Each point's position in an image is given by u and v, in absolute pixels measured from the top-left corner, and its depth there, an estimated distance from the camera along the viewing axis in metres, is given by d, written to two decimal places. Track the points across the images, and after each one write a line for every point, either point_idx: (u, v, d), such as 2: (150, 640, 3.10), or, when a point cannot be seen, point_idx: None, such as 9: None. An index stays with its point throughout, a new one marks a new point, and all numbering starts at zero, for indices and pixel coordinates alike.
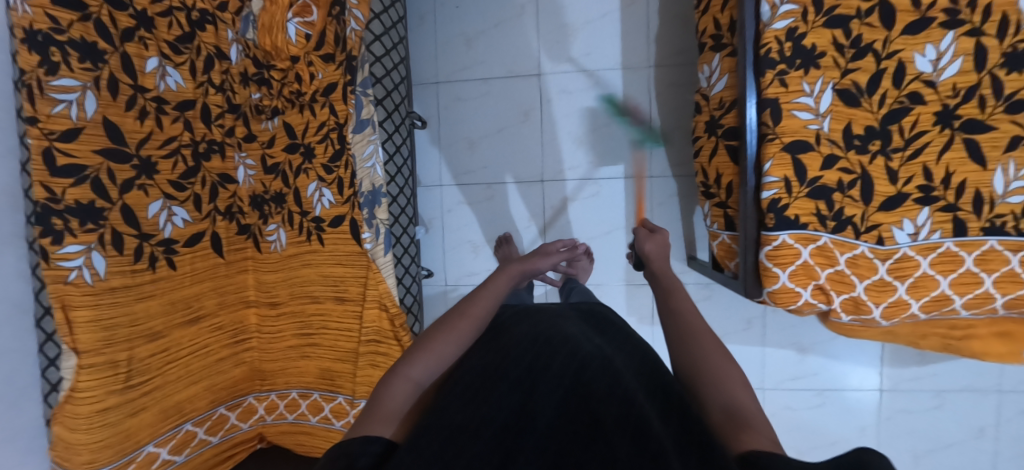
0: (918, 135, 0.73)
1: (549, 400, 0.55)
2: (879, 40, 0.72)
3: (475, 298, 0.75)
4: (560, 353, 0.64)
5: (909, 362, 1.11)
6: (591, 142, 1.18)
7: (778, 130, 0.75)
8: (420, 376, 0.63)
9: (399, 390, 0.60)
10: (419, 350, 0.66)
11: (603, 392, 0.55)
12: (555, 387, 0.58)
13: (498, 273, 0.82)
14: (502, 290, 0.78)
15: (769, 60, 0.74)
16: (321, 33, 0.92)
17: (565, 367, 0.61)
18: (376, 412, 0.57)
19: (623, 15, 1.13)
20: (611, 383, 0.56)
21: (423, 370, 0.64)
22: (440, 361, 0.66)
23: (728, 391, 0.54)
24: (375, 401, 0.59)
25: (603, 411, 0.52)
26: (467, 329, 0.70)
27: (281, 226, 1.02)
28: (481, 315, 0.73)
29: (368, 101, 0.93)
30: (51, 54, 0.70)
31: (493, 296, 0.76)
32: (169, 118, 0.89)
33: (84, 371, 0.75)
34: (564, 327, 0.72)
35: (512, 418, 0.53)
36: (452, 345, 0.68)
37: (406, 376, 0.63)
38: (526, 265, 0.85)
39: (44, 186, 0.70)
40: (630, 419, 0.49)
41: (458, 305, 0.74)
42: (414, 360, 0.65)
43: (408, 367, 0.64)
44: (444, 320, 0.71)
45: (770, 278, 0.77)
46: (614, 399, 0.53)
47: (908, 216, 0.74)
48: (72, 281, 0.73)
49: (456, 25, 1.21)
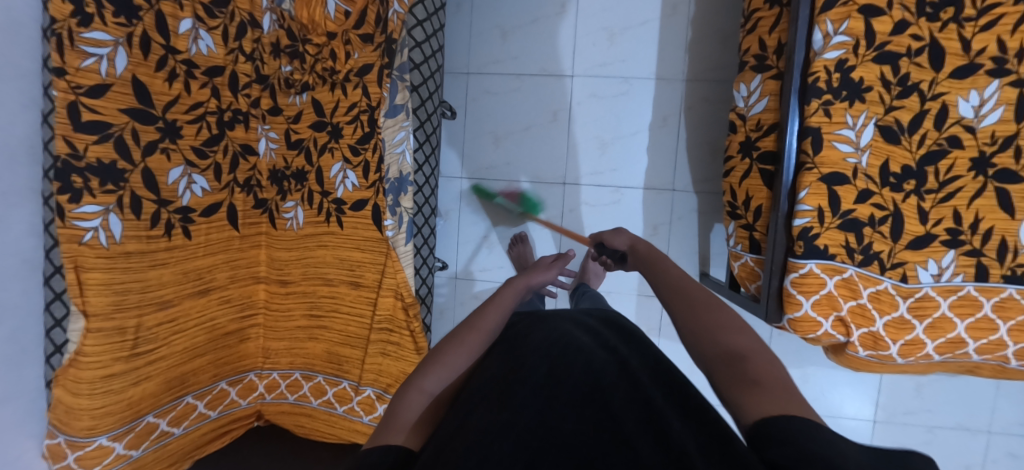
0: (952, 180, 0.74)
1: (570, 408, 0.54)
2: (926, 81, 0.73)
3: (484, 311, 0.73)
4: (578, 360, 0.62)
5: (903, 396, 1.14)
6: (616, 149, 1.18)
7: (817, 160, 0.75)
8: (433, 387, 0.62)
9: (413, 402, 0.59)
10: (430, 362, 0.64)
11: (624, 398, 0.54)
12: (574, 392, 0.56)
13: (504, 286, 0.80)
14: (510, 303, 0.76)
15: (815, 89, 0.75)
16: (362, 12, 0.90)
17: (584, 372, 0.59)
18: (391, 423, 0.55)
19: (662, 25, 1.13)
20: (631, 387, 0.56)
21: (436, 381, 0.62)
22: (454, 373, 0.64)
23: (723, 339, 0.55)
24: (391, 414, 0.57)
25: (626, 420, 0.51)
26: (477, 341, 0.69)
27: (299, 205, 1.00)
28: (489, 328, 0.71)
29: (404, 86, 0.89)
30: (86, 5, 0.67)
31: (501, 308, 0.75)
32: (197, 83, 0.87)
33: (90, 336, 0.73)
34: (578, 333, 0.70)
35: (536, 422, 0.52)
36: (463, 356, 0.66)
37: (419, 387, 0.61)
38: (530, 279, 0.83)
39: (66, 141, 0.68)
40: (653, 429, 0.49)
41: (467, 319, 0.72)
42: (427, 371, 0.63)
43: (421, 379, 0.62)
44: (454, 334, 0.70)
45: (792, 305, 0.78)
46: (633, 404, 0.53)
47: (934, 257, 0.75)
48: (86, 242, 0.71)
49: (492, 17, 1.19)
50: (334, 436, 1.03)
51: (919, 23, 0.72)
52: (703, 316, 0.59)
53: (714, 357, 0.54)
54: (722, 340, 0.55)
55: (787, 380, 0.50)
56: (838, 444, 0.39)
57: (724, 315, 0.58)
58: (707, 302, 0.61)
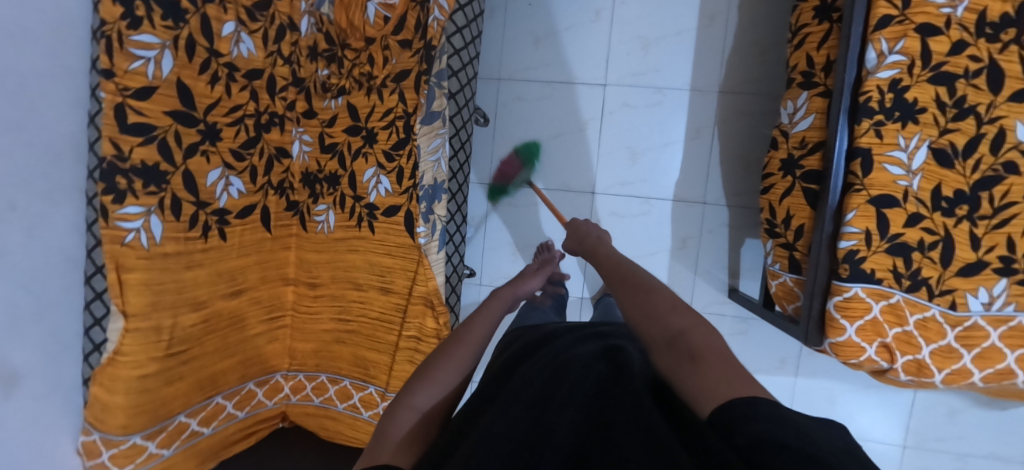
0: (1007, 206, 0.71)
1: (560, 408, 0.48)
2: (983, 104, 0.71)
3: (471, 320, 0.71)
4: (568, 363, 0.55)
5: (936, 422, 1.11)
6: (648, 161, 1.17)
7: (866, 181, 0.73)
8: (423, 404, 0.59)
9: (402, 419, 0.56)
10: (419, 378, 0.62)
11: (616, 402, 0.47)
12: (569, 392, 0.50)
13: (492, 297, 0.79)
14: (498, 311, 0.74)
15: (867, 109, 0.73)
16: (401, 17, 0.89)
17: (583, 375, 0.53)
18: (379, 444, 0.54)
19: (699, 36, 1.11)
20: (631, 385, 0.49)
21: (425, 397, 0.59)
22: (445, 389, 0.61)
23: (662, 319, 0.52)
24: (380, 434, 0.56)
25: (615, 428, 0.44)
26: (467, 355, 0.65)
27: (331, 208, 1.00)
28: (478, 339, 0.68)
29: (441, 93, 0.88)
30: (136, 8, 0.68)
31: (490, 319, 0.72)
32: (237, 86, 0.87)
33: (129, 336, 0.74)
34: (575, 343, 0.64)
35: (519, 425, 0.46)
36: (454, 372, 0.63)
37: (409, 405, 0.58)
38: (517, 289, 0.83)
39: (112, 143, 0.69)
40: (640, 430, 0.42)
41: (456, 332, 0.69)
42: (417, 388, 0.60)
43: (411, 396, 0.59)
44: (442, 347, 0.67)
45: (834, 329, 0.76)
46: (624, 406, 0.46)
47: (984, 285, 0.73)
48: (128, 243, 0.72)
49: (526, 23, 1.18)
50: (359, 440, 1.03)
51: (977, 43, 0.70)
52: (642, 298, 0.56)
53: (657, 343, 0.51)
54: (659, 323, 0.52)
55: (725, 349, 0.47)
56: (807, 432, 0.34)
57: (647, 289, 0.57)
58: (644, 286, 0.57)
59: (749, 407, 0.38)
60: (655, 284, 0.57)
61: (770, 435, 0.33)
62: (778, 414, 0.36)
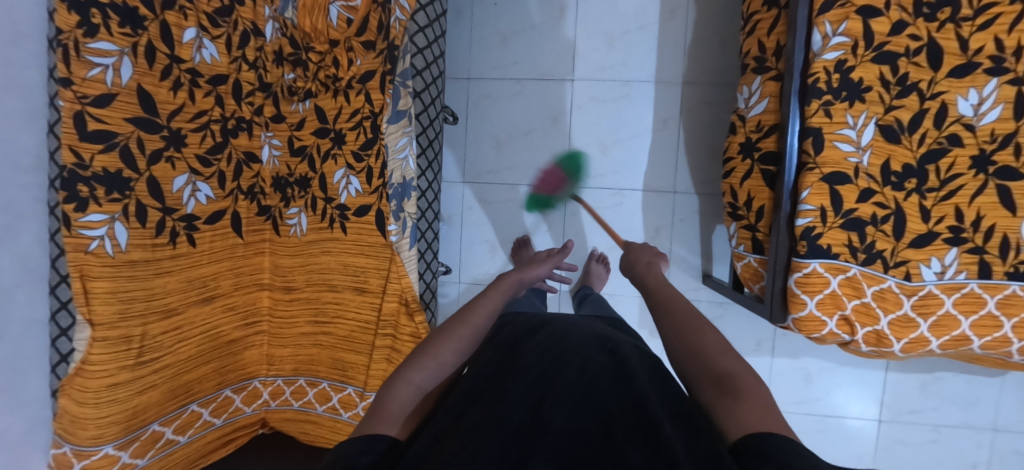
0: (953, 178, 0.74)
1: (561, 406, 0.53)
2: (925, 81, 0.74)
3: (475, 306, 0.72)
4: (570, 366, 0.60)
5: (909, 396, 1.14)
6: (617, 152, 1.19)
7: (819, 159, 0.75)
8: (422, 381, 0.61)
9: (402, 394, 0.58)
10: (420, 353, 0.64)
11: (617, 408, 0.52)
12: (565, 394, 0.55)
13: (496, 281, 0.80)
14: (502, 300, 0.76)
15: (816, 90, 0.75)
16: (364, 19, 0.90)
17: (577, 375, 0.58)
18: (381, 414, 0.55)
19: (661, 29, 1.14)
20: (622, 389, 0.54)
21: (426, 376, 0.62)
22: (445, 369, 0.64)
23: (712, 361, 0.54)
24: (380, 404, 0.57)
25: (620, 433, 0.48)
26: (467, 336, 0.67)
27: (303, 211, 1.01)
28: (481, 324, 0.70)
29: (406, 92, 0.90)
30: (91, 16, 0.69)
31: (493, 306, 0.74)
32: (201, 91, 0.88)
33: (96, 344, 0.74)
34: (573, 338, 0.68)
35: (527, 420, 0.51)
36: (453, 352, 0.65)
37: (408, 380, 0.60)
38: (524, 273, 0.83)
39: (72, 151, 0.69)
40: (646, 436, 0.46)
41: (457, 312, 0.71)
42: (416, 364, 0.62)
43: (410, 371, 0.61)
44: (445, 327, 0.68)
45: (796, 304, 0.78)
46: (625, 411, 0.51)
47: (936, 255, 0.75)
48: (92, 251, 0.72)
49: (492, 23, 1.21)
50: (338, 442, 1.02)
51: (916, 23, 0.73)
52: (695, 336, 0.58)
53: (703, 377, 0.54)
54: (710, 362, 0.54)
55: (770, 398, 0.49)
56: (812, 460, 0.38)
57: (704, 329, 0.59)
58: (698, 325, 0.60)
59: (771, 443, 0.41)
60: (706, 323, 0.60)
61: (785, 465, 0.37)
62: (797, 445, 0.40)
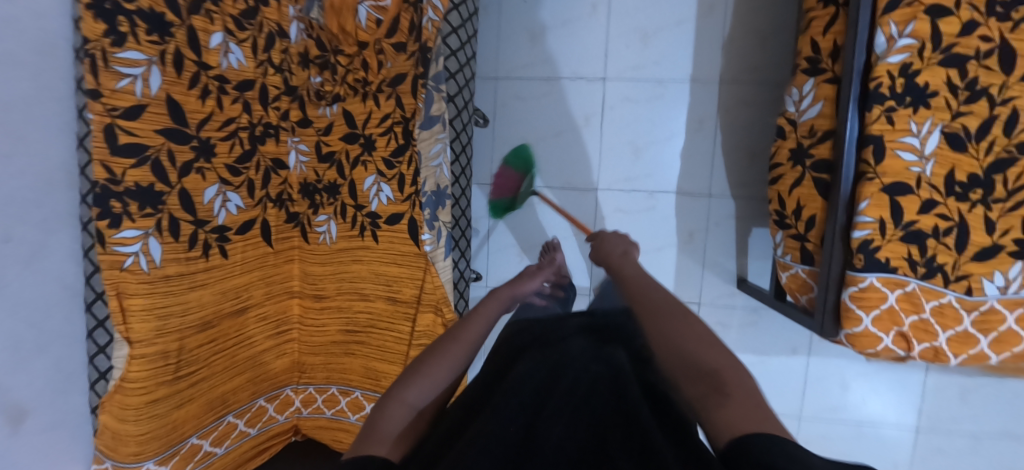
0: (1021, 188, 0.70)
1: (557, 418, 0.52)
2: (995, 85, 0.69)
3: (467, 320, 0.68)
4: (559, 380, 0.58)
5: (949, 402, 1.12)
6: (651, 153, 1.15)
7: (879, 169, 0.72)
8: (416, 400, 0.57)
9: (394, 414, 0.54)
10: (412, 372, 0.60)
11: (612, 415, 0.52)
12: (563, 404, 0.54)
13: (488, 297, 0.75)
14: (495, 314, 0.71)
15: (878, 95, 0.71)
16: (395, 20, 0.86)
17: (575, 386, 0.57)
18: (371, 435, 0.51)
19: (698, 24, 1.09)
20: (618, 395, 0.55)
21: (419, 393, 0.58)
22: (438, 385, 0.60)
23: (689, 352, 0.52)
24: (370, 426, 0.52)
25: (618, 452, 0.47)
26: (461, 352, 0.64)
27: (332, 218, 0.99)
28: (474, 338, 0.67)
29: (439, 96, 0.86)
30: (118, 24, 0.65)
31: (486, 320, 0.70)
32: (229, 98, 0.85)
33: (135, 362, 0.72)
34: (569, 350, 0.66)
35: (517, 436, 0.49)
36: (447, 368, 0.61)
37: (400, 399, 0.56)
38: (517, 288, 0.78)
39: (104, 166, 0.66)
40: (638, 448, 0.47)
41: (450, 329, 0.68)
42: (409, 381, 0.58)
43: (403, 390, 0.57)
44: (437, 344, 0.65)
45: (851, 320, 0.76)
46: (620, 425, 0.50)
47: (1000, 268, 0.72)
48: (127, 268, 0.70)
49: (521, 19, 1.16)
50: None
51: (988, 23, 0.68)
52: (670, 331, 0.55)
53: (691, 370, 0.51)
54: (693, 357, 0.51)
55: (756, 388, 0.47)
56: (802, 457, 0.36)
57: (687, 324, 0.55)
58: (675, 315, 0.57)
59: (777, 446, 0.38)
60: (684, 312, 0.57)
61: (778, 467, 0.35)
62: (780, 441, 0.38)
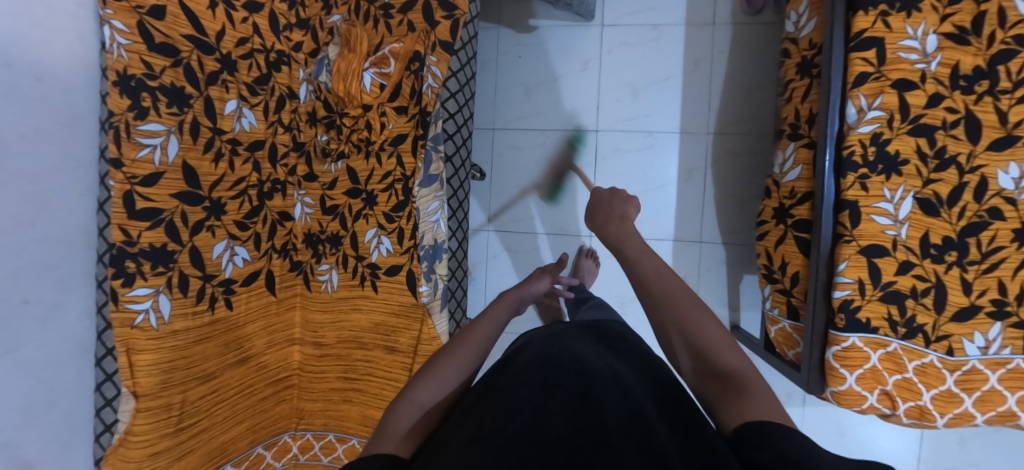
0: (995, 250, 0.72)
1: (559, 410, 0.44)
2: (963, 154, 0.72)
3: (475, 324, 0.66)
4: (567, 360, 0.51)
5: (948, 451, 1.11)
6: (643, 203, 1.19)
7: (856, 232, 0.75)
8: (426, 400, 0.54)
9: (405, 414, 0.52)
10: (422, 374, 0.57)
11: (614, 403, 0.45)
12: (566, 398, 0.46)
13: (496, 301, 0.73)
14: (502, 317, 0.69)
15: (851, 163, 0.75)
16: (397, 85, 0.93)
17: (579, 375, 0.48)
18: (384, 433, 0.51)
19: (685, 80, 1.14)
20: (619, 383, 0.47)
21: (428, 393, 0.55)
22: (448, 387, 0.57)
23: (709, 350, 0.51)
24: (382, 427, 0.52)
25: (621, 446, 0.40)
26: (468, 356, 0.60)
27: (334, 268, 1.02)
28: (482, 342, 0.63)
29: (438, 156, 0.92)
30: (141, 99, 0.71)
31: (493, 324, 0.67)
32: (240, 159, 0.90)
33: (139, 416, 0.75)
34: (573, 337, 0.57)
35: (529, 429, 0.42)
36: (456, 369, 0.58)
37: (411, 400, 0.54)
38: (524, 291, 0.77)
39: (121, 229, 0.71)
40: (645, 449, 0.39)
41: (458, 333, 0.65)
42: (418, 382, 0.56)
43: (413, 390, 0.55)
44: (445, 348, 0.62)
45: (835, 378, 0.78)
46: (624, 417, 0.43)
47: (980, 329, 0.73)
48: (137, 325, 0.74)
49: (517, 75, 1.23)
50: None
51: (953, 95, 0.72)
52: (685, 316, 0.54)
53: (704, 373, 0.50)
54: (710, 356, 0.50)
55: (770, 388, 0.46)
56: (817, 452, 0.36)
57: (702, 311, 0.54)
58: (691, 298, 0.55)
59: (782, 432, 0.39)
60: (699, 298, 0.56)
61: (784, 451, 0.36)
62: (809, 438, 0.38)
